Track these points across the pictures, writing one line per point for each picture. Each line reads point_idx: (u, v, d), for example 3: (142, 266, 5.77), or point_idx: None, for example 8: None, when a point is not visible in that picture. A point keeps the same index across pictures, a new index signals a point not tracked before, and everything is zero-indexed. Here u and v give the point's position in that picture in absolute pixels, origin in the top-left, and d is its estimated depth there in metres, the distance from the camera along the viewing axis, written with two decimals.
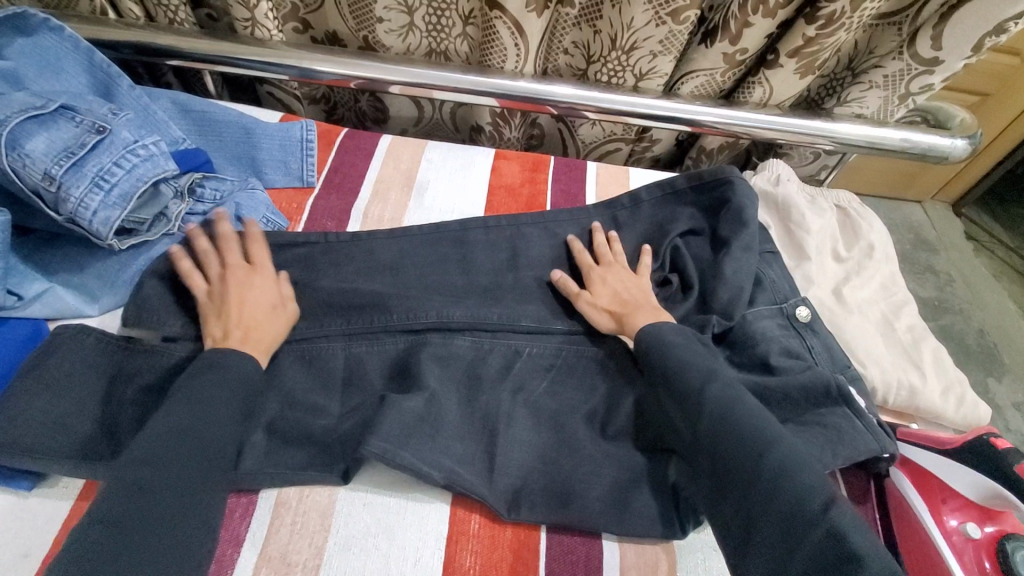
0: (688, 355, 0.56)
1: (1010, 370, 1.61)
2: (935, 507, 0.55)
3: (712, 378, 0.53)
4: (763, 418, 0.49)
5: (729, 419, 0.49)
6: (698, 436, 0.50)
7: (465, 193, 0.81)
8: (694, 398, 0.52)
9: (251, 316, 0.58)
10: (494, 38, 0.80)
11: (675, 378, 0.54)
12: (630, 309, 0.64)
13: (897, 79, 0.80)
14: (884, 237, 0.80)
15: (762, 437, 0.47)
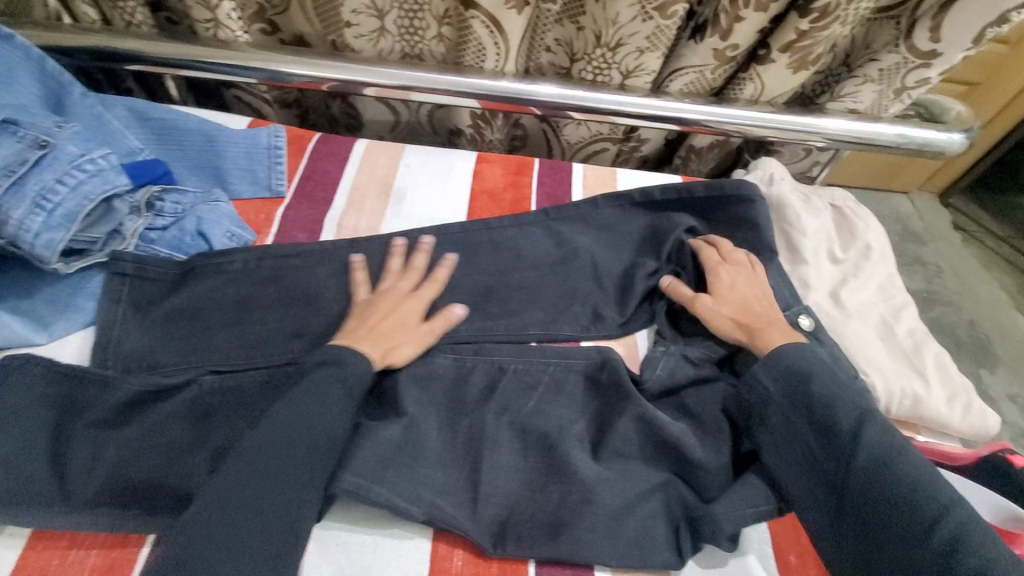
0: (844, 385, 0.54)
1: (1003, 361, 1.61)
2: None
3: (869, 419, 0.51)
4: (924, 475, 0.47)
5: (889, 472, 0.47)
6: (855, 481, 0.48)
7: (445, 199, 0.77)
8: (851, 438, 0.50)
9: (376, 323, 0.59)
10: (471, 37, 0.77)
11: (829, 411, 0.52)
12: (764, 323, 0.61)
13: (892, 72, 0.77)
14: (882, 236, 0.77)
15: (931, 492, 0.46)
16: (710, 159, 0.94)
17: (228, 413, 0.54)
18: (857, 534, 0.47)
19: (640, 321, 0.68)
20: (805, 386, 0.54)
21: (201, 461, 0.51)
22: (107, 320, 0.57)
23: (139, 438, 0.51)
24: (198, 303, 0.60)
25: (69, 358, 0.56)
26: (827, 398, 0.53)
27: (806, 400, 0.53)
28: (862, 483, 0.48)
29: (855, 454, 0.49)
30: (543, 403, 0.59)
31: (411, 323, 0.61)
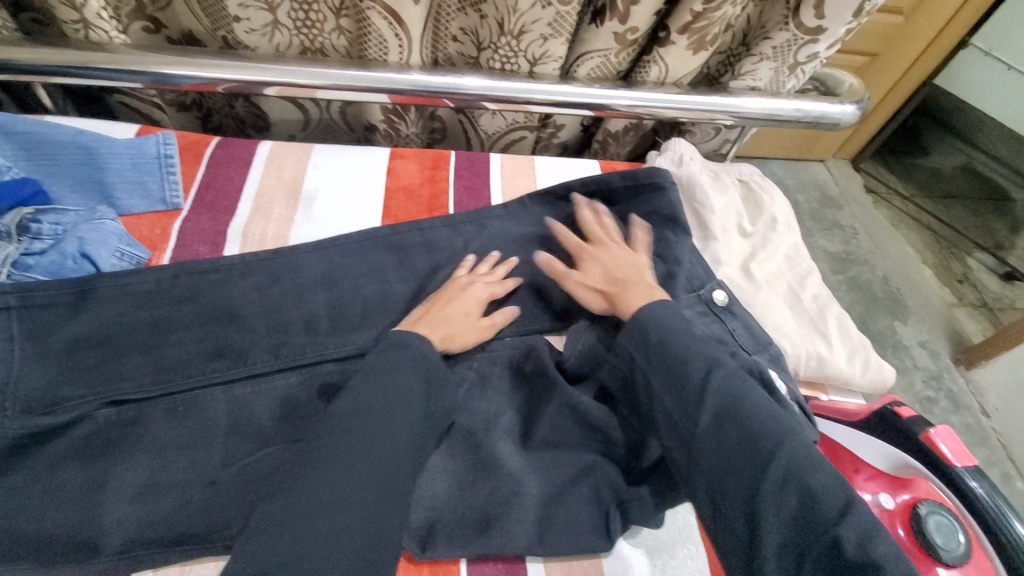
0: (694, 337, 0.53)
1: (913, 312, 1.74)
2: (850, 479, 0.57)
3: (715, 365, 0.50)
4: (768, 412, 0.47)
5: (733, 415, 0.47)
6: (700, 431, 0.47)
7: (360, 200, 0.75)
8: (695, 389, 0.49)
9: (448, 312, 0.61)
10: (371, 29, 0.74)
11: (677, 361, 0.50)
12: (624, 286, 0.61)
13: (785, 50, 0.80)
14: (786, 207, 0.81)
15: (766, 433, 0.45)
16: (627, 142, 0.95)
17: (131, 447, 0.50)
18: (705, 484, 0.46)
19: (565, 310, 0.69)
20: (657, 341, 0.52)
21: (102, 504, 0.47)
22: None
23: (26, 484, 0.47)
24: (81, 336, 0.54)
25: None
26: (675, 351, 0.51)
27: (656, 357, 0.52)
28: (708, 439, 0.46)
29: (698, 405, 0.48)
30: (470, 400, 0.59)
31: (470, 312, 0.62)
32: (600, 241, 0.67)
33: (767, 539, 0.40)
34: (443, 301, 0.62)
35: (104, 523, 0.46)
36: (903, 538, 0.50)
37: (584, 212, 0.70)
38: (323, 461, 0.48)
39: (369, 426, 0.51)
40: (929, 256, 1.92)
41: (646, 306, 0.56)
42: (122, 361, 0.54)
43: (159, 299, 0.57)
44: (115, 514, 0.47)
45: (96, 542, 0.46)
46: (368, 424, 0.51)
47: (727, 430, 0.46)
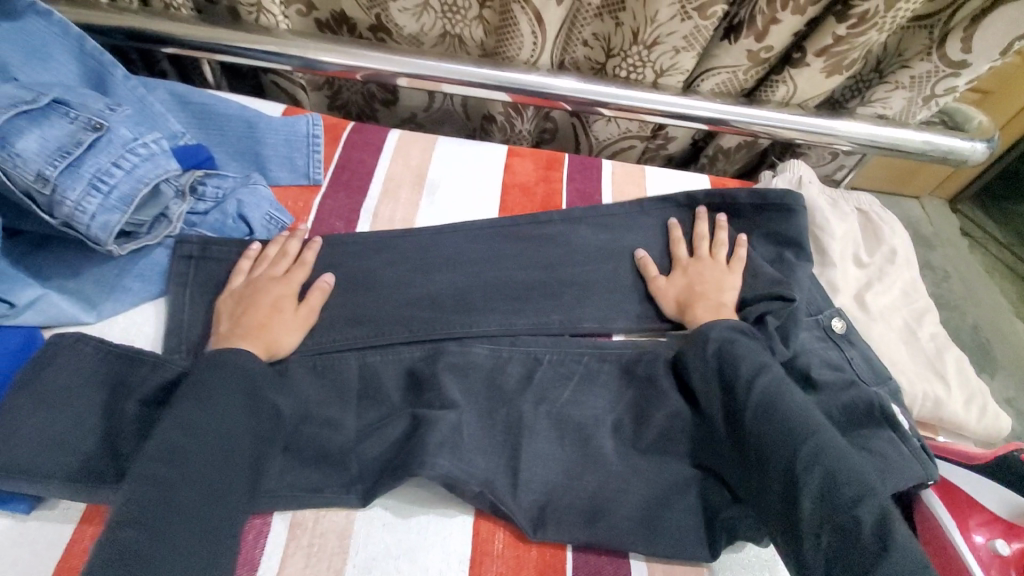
0: (750, 346, 0.57)
1: (1004, 366, 1.64)
2: (964, 521, 0.54)
3: (762, 369, 0.54)
4: (806, 410, 0.51)
5: (773, 410, 0.51)
6: (744, 431, 0.52)
7: (479, 192, 0.78)
8: (745, 391, 0.53)
9: (254, 317, 0.57)
10: (514, 27, 0.78)
11: (731, 368, 0.55)
12: (700, 300, 0.65)
13: (924, 80, 0.77)
14: (906, 241, 0.78)
15: (804, 425, 0.50)
16: (736, 160, 0.95)
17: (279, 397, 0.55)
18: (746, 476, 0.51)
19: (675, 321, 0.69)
20: (710, 346, 0.58)
21: None
22: (176, 305, 0.58)
23: None
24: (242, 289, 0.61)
25: (117, 337, 0.56)
26: (728, 358, 0.56)
27: (707, 360, 0.57)
28: (751, 429, 0.51)
29: (746, 406, 0.52)
30: (579, 395, 0.61)
31: (288, 308, 0.59)
32: (699, 253, 0.71)
33: (808, 528, 0.45)
34: (253, 301, 0.59)
35: None
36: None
37: (700, 222, 0.73)
38: (203, 469, 0.47)
39: (225, 436, 0.49)
40: None
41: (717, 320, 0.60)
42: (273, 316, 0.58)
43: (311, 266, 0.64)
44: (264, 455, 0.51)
45: None
46: (207, 438, 0.48)
47: (763, 424, 0.50)
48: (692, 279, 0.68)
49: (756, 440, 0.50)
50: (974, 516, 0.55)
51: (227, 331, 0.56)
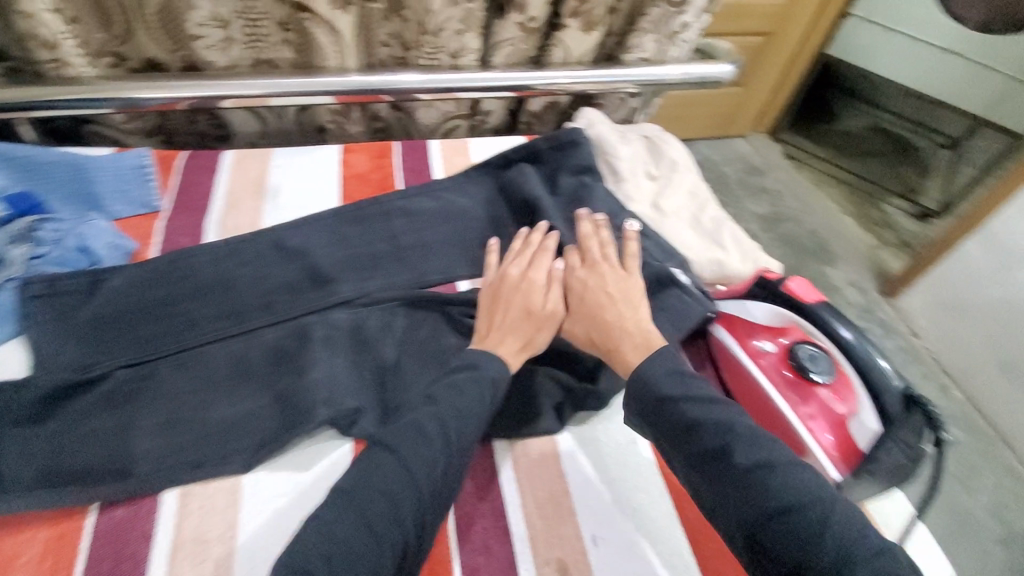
0: (710, 401, 0.53)
1: (840, 257, 1.92)
2: (741, 336, 0.69)
3: (733, 435, 0.51)
4: (803, 475, 0.48)
5: (768, 485, 0.47)
6: (745, 517, 0.47)
7: (318, 187, 0.85)
8: (721, 464, 0.49)
9: (509, 314, 0.66)
10: (314, 41, 0.88)
11: (696, 436, 0.51)
12: (616, 336, 0.63)
13: (660, 23, 0.96)
14: (684, 153, 0.96)
15: (809, 497, 0.46)
16: (548, 121, 1.10)
17: (149, 396, 0.59)
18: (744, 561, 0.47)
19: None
20: (668, 407, 0.54)
21: (132, 440, 0.56)
22: (33, 341, 0.61)
23: (62, 430, 0.56)
24: (101, 313, 0.64)
25: None
26: (690, 420, 0.52)
27: (672, 430, 0.53)
28: (750, 512, 0.47)
29: (722, 478, 0.49)
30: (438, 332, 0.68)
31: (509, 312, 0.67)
32: (589, 268, 0.70)
33: None
34: (507, 301, 0.67)
35: (135, 453, 0.55)
36: (790, 377, 0.64)
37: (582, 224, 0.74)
38: None
39: None
40: (851, 207, 2.13)
41: (647, 369, 0.57)
42: (140, 324, 0.65)
43: (166, 278, 0.68)
44: (142, 446, 0.56)
45: (128, 468, 0.54)
46: None
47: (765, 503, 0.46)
48: (598, 304, 0.66)
49: (765, 525, 0.46)
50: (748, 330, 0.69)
51: (504, 324, 0.65)
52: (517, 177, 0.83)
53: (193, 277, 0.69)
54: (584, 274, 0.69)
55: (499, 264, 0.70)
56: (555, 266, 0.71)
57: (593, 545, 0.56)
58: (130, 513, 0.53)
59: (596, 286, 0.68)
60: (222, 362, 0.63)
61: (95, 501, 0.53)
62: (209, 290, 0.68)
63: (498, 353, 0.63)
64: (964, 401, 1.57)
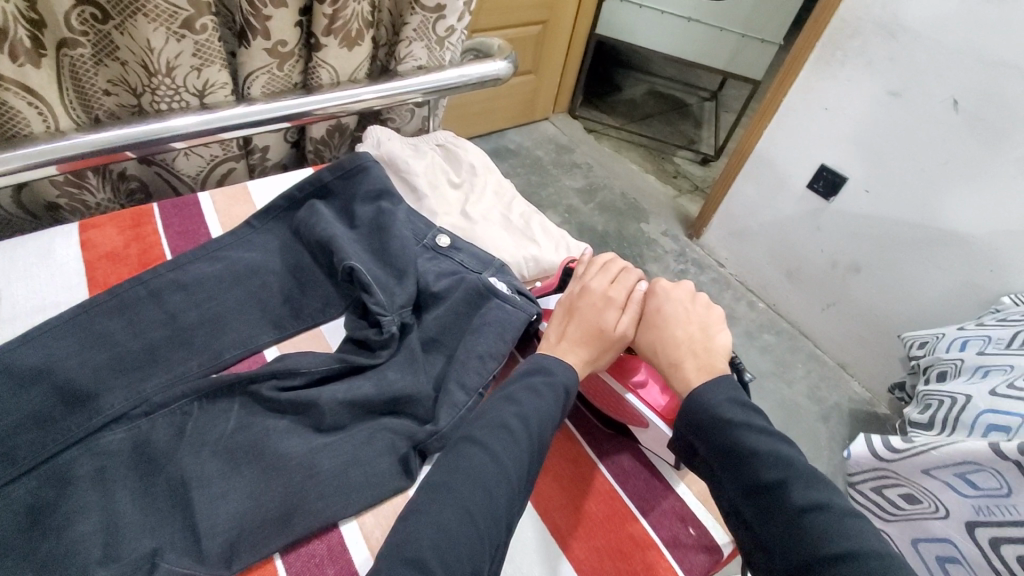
0: (764, 432, 0.54)
1: (650, 212, 2.13)
2: None
3: (793, 473, 0.51)
4: (861, 524, 0.48)
5: (823, 529, 0.47)
6: (794, 553, 0.48)
7: (56, 281, 0.69)
8: (776, 499, 0.50)
9: (576, 331, 0.66)
10: (2, 108, 0.68)
11: (753, 464, 0.52)
12: (685, 362, 0.62)
13: (424, 29, 0.94)
14: (480, 153, 0.96)
15: (867, 547, 0.46)
16: (338, 145, 1.03)
17: None
18: None
19: (325, 306, 0.72)
20: (726, 438, 0.54)
21: None
22: None
23: None
24: None
25: None
26: (753, 450, 0.52)
27: (730, 456, 0.53)
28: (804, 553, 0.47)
29: (777, 510, 0.50)
30: (249, 416, 0.59)
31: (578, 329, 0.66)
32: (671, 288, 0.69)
33: None
34: (579, 318, 0.66)
35: None
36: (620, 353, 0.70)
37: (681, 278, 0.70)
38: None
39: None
40: (648, 166, 2.37)
41: (721, 382, 0.59)
42: None
43: None
44: None
45: None
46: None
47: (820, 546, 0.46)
48: (659, 332, 0.65)
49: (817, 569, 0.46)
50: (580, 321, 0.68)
51: (564, 347, 0.65)
52: (309, 216, 0.75)
53: None
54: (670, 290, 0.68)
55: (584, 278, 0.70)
56: (636, 287, 0.70)
57: None
58: None
59: (669, 308, 0.66)
60: None
61: None
62: None
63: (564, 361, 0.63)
64: (768, 310, 1.85)
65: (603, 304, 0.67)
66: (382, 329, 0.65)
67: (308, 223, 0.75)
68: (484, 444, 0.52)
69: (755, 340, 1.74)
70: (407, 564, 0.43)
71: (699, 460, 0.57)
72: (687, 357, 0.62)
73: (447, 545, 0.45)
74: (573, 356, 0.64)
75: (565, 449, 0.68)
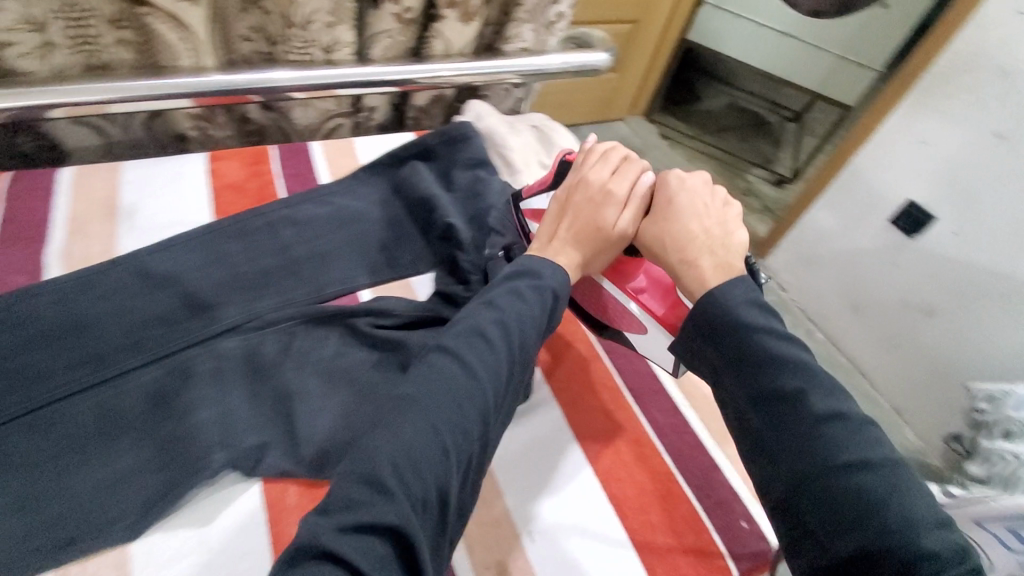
0: (786, 340, 0.49)
1: (715, 226, 2.09)
2: None
3: (812, 382, 0.46)
4: (873, 435, 0.44)
5: (838, 439, 0.44)
6: (802, 463, 0.44)
7: (185, 202, 0.76)
8: (793, 406, 0.45)
9: (572, 229, 0.63)
10: (157, 37, 0.76)
11: (768, 371, 0.47)
12: (693, 261, 0.56)
13: (536, 12, 0.97)
14: (572, 140, 0.98)
15: (878, 458, 0.43)
16: (436, 115, 1.08)
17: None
18: (782, 508, 0.44)
19: (416, 260, 0.77)
20: (743, 340, 0.49)
21: None
22: None
23: None
24: None
25: None
26: (771, 355, 0.47)
27: (746, 359, 0.48)
28: (813, 462, 0.43)
29: (791, 418, 0.45)
30: (345, 346, 0.65)
31: (571, 228, 0.63)
32: (678, 178, 0.62)
33: None
34: (573, 216, 0.63)
35: None
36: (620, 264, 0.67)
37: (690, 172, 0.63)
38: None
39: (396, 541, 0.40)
40: (719, 179, 2.33)
41: (731, 288, 0.52)
42: None
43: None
44: None
45: None
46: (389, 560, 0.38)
47: (834, 458, 0.43)
48: (659, 228, 0.60)
49: (824, 478, 0.43)
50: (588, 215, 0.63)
51: (559, 246, 0.63)
52: (411, 175, 0.81)
53: (39, 321, 0.57)
54: (678, 182, 0.62)
55: (581, 171, 0.65)
56: (639, 181, 0.64)
57: (531, 540, 0.58)
58: None
59: (675, 201, 0.60)
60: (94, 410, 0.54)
61: None
62: (63, 338, 0.57)
63: (557, 261, 0.61)
64: (826, 342, 1.79)
65: (601, 197, 0.63)
66: (470, 287, 0.71)
67: (409, 181, 0.80)
68: (461, 356, 0.49)
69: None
70: (359, 483, 0.41)
71: (705, 362, 0.52)
72: (702, 255, 0.57)
73: (404, 458, 0.42)
74: (564, 257, 0.62)
75: (581, 427, 0.68)
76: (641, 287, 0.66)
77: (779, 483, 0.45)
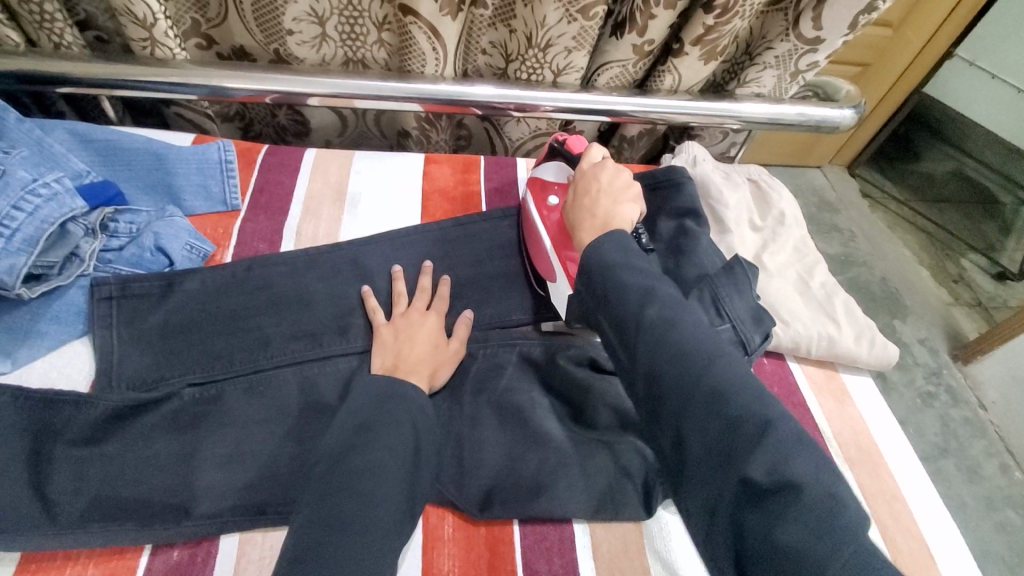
0: (636, 271, 0.51)
1: (912, 311, 1.77)
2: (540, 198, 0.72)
3: (651, 298, 0.48)
4: (706, 339, 0.45)
5: (673, 344, 0.45)
6: (646, 375, 0.45)
7: (399, 198, 0.80)
8: (631, 315, 0.48)
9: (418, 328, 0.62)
10: (412, 43, 0.80)
11: (614, 300, 0.49)
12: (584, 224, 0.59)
13: (787, 58, 0.87)
14: (793, 203, 0.87)
15: (702, 356, 0.44)
16: (640, 147, 1.03)
17: (215, 423, 0.56)
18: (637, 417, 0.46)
19: None
20: (601, 275, 0.51)
21: (195, 472, 0.53)
22: (103, 347, 0.58)
23: (122, 453, 0.52)
24: (168, 322, 0.61)
25: (53, 381, 0.56)
26: (616, 282, 0.50)
27: (599, 292, 0.51)
28: (646, 367, 0.45)
29: (640, 333, 0.46)
30: (520, 381, 0.64)
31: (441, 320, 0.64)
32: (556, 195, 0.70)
33: (716, 483, 0.39)
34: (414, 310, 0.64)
35: (197, 489, 0.52)
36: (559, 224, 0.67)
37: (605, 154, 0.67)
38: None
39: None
40: (927, 257, 1.97)
41: (599, 243, 0.54)
42: (210, 339, 0.61)
43: (242, 288, 0.64)
44: (206, 480, 0.53)
45: (188, 506, 0.51)
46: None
47: (663, 362, 0.44)
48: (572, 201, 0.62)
49: (659, 377, 0.44)
50: (545, 190, 0.72)
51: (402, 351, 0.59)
52: None
53: (275, 292, 0.64)
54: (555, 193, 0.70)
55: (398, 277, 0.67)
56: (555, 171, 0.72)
57: None
58: (188, 557, 0.50)
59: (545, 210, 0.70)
60: (303, 388, 0.59)
61: (151, 542, 0.50)
62: (288, 312, 0.64)
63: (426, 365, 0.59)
64: None
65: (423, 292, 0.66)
66: None
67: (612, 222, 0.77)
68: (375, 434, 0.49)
69: (993, 513, 1.38)
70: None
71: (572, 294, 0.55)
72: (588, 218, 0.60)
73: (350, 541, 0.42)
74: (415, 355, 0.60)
75: None
76: (572, 256, 0.63)
77: (632, 398, 0.47)
